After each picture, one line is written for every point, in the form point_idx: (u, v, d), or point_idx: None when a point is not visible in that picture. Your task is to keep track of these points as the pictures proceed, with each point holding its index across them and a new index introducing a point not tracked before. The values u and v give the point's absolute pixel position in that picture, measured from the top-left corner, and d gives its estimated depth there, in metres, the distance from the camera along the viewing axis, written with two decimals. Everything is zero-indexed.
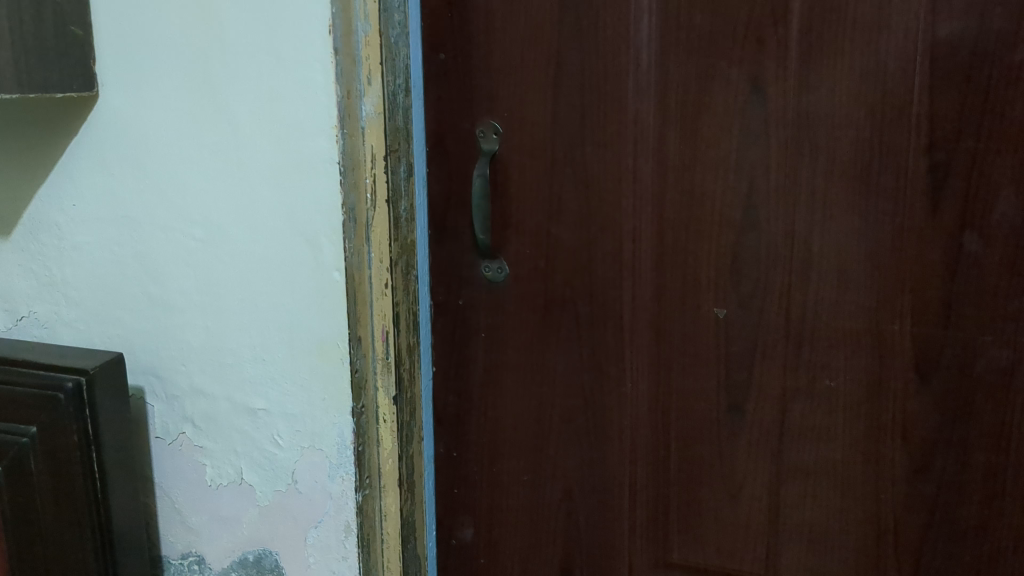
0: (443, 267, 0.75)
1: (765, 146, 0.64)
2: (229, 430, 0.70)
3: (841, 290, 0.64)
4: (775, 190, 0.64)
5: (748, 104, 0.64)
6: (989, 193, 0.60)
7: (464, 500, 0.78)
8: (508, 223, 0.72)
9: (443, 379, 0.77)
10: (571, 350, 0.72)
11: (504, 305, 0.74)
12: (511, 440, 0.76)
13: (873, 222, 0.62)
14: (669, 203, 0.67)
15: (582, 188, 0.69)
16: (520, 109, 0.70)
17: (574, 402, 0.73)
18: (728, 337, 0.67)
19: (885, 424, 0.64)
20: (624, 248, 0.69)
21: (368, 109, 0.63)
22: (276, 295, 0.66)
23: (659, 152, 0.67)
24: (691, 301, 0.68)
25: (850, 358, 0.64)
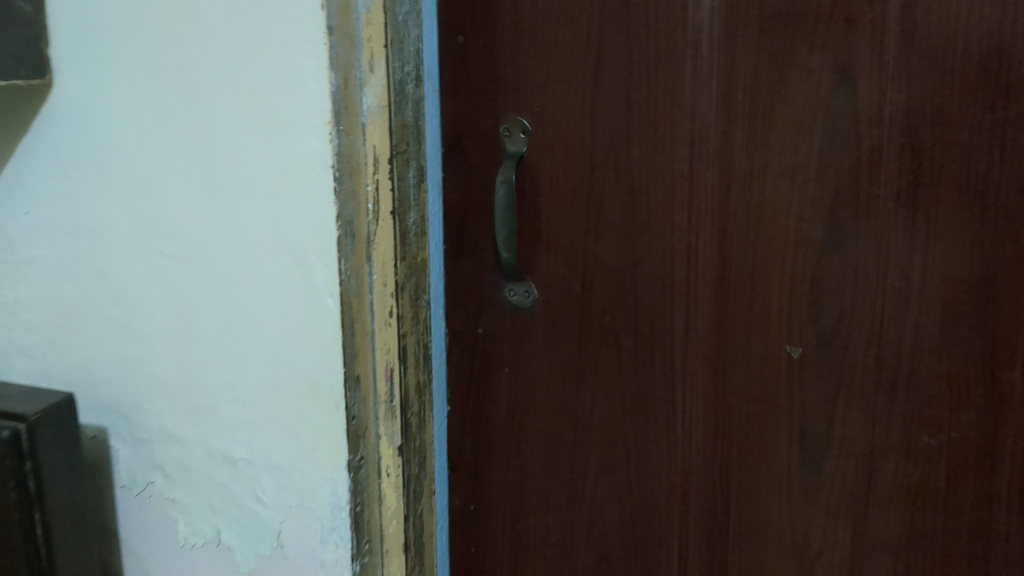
0: (462, 289, 0.64)
1: (853, 150, 0.52)
2: (205, 481, 0.59)
3: (949, 331, 0.52)
4: (866, 205, 0.52)
5: (833, 99, 0.52)
6: None
7: (482, 560, 0.68)
8: (537, 239, 0.61)
9: (459, 420, 0.66)
10: (610, 390, 0.61)
11: (532, 335, 0.62)
12: (539, 493, 0.65)
13: (990, 246, 0.50)
14: (733, 218, 0.55)
15: (627, 198, 0.58)
16: (552, 104, 0.59)
17: (614, 452, 0.62)
18: (803, 380, 0.56)
19: (1000, 492, 0.52)
20: (676, 271, 0.58)
21: (369, 102, 0.53)
22: (259, 326, 0.55)
23: (722, 157, 0.55)
24: (758, 337, 0.56)
25: (956, 411, 0.52)
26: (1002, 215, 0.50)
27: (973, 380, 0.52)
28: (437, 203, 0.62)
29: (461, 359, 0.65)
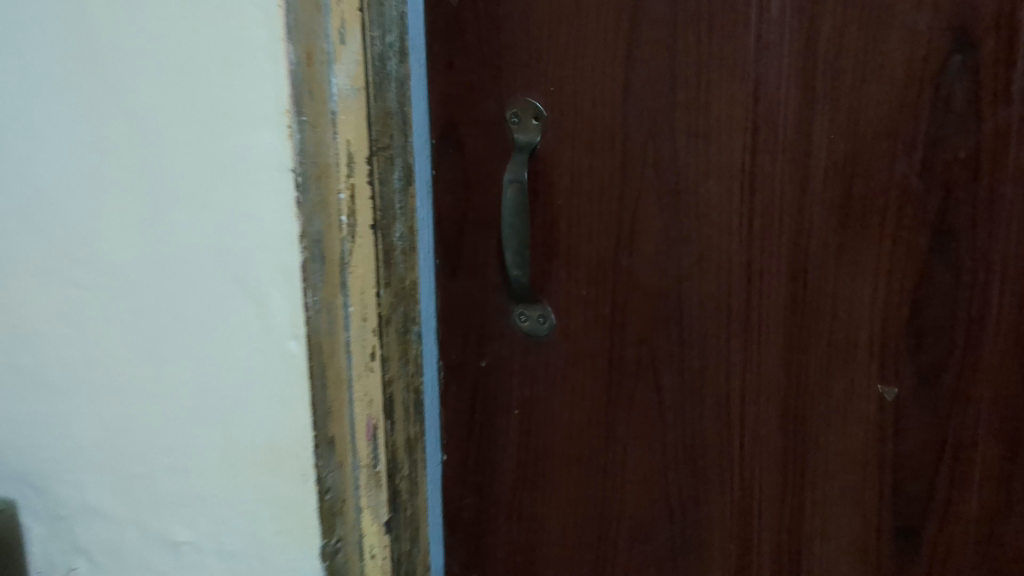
0: (459, 316, 0.51)
1: (971, 138, 0.40)
2: (141, 569, 0.47)
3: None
4: (987, 209, 0.40)
5: (945, 71, 0.40)
6: None
7: None
8: (554, 253, 0.49)
9: (458, 473, 0.54)
10: (649, 438, 0.49)
11: (548, 371, 0.50)
12: (559, 560, 0.53)
13: None
14: (809, 225, 0.44)
15: (670, 202, 0.46)
16: (573, 83, 0.46)
17: (653, 514, 0.50)
18: (898, 429, 0.44)
19: None
20: (734, 291, 0.46)
21: (341, 83, 0.40)
22: (203, 375, 0.43)
23: (793, 148, 0.43)
24: (841, 374, 0.45)
25: None
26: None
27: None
28: (425, 208, 0.49)
29: (459, 400, 0.53)
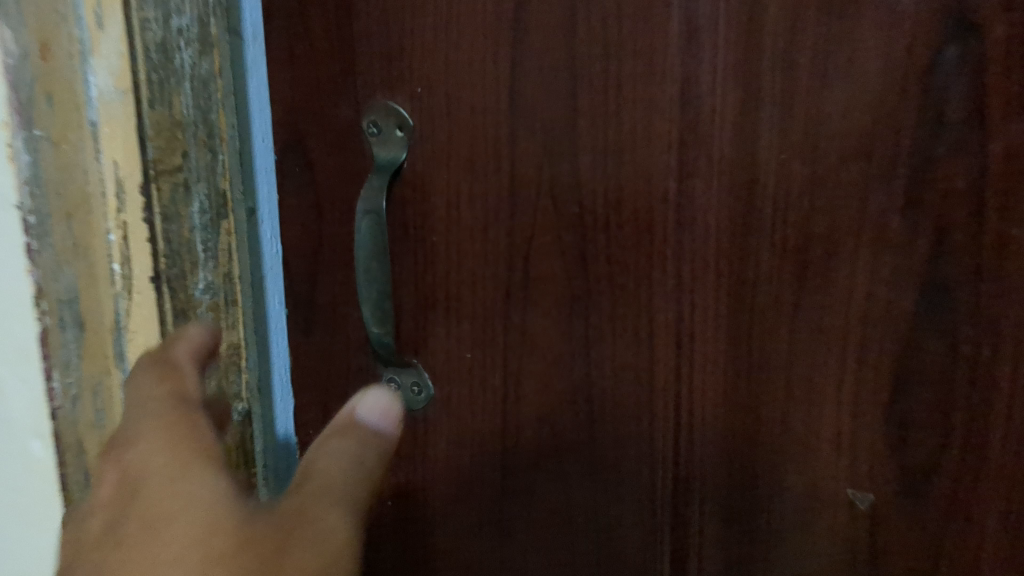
0: (317, 378, 0.40)
1: (971, 161, 0.29)
2: None
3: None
4: (994, 259, 0.29)
5: (936, 68, 0.28)
6: None
7: None
8: (430, 303, 0.37)
9: None
10: (555, 541, 0.38)
11: (428, 450, 0.40)
12: None
13: None
14: (752, 277, 0.32)
15: (574, 243, 0.35)
16: (445, 82, 0.35)
17: None
18: (874, 549, 0.33)
19: None
20: (657, 358, 0.35)
21: (98, 87, 0.33)
22: (27, 436, 0.38)
23: (732, 174, 0.32)
24: (798, 472, 0.34)
25: None
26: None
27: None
28: (266, 248, 0.40)
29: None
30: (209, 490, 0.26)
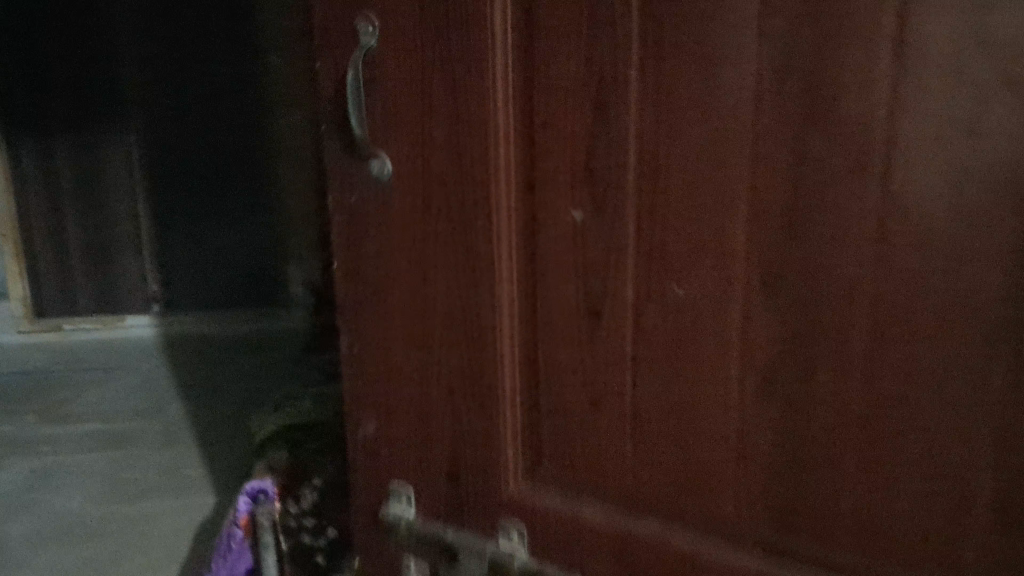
0: (340, 162, 0.87)
1: (608, 61, 0.74)
2: None
3: (673, 171, 0.74)
4: (629, 106, 0.75)
5: (593, 11, 0.74)
6: (992, 135, 0.62)
7: (362, 394, 0.95)
8: (387, 122, 0.83)
9: (349, 272, 0.91)
10: (448, 247, 0.84)
11: (387, 198, 0.85)
12: (401, 335, 0.90)
13: (957, 128, 0.63)
14: (524, 107, 0.79)
15: (446, 84, 0.80)
16: (393, 20, 0.81)
17: (452, 291, 0.85)
18: (585, 240, 0.79)
19: (836, 346, 0.72)
20: (490, 141, 0.79)
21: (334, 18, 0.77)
22: None
23: (510, 48, 0.77)
24: (552, 208, 0.80)
25: (823, 280, 0.71)
26: (711, 75, 0.71)
27: (716, 213, 0.73)
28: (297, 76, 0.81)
29: (348, 206, 0.88)
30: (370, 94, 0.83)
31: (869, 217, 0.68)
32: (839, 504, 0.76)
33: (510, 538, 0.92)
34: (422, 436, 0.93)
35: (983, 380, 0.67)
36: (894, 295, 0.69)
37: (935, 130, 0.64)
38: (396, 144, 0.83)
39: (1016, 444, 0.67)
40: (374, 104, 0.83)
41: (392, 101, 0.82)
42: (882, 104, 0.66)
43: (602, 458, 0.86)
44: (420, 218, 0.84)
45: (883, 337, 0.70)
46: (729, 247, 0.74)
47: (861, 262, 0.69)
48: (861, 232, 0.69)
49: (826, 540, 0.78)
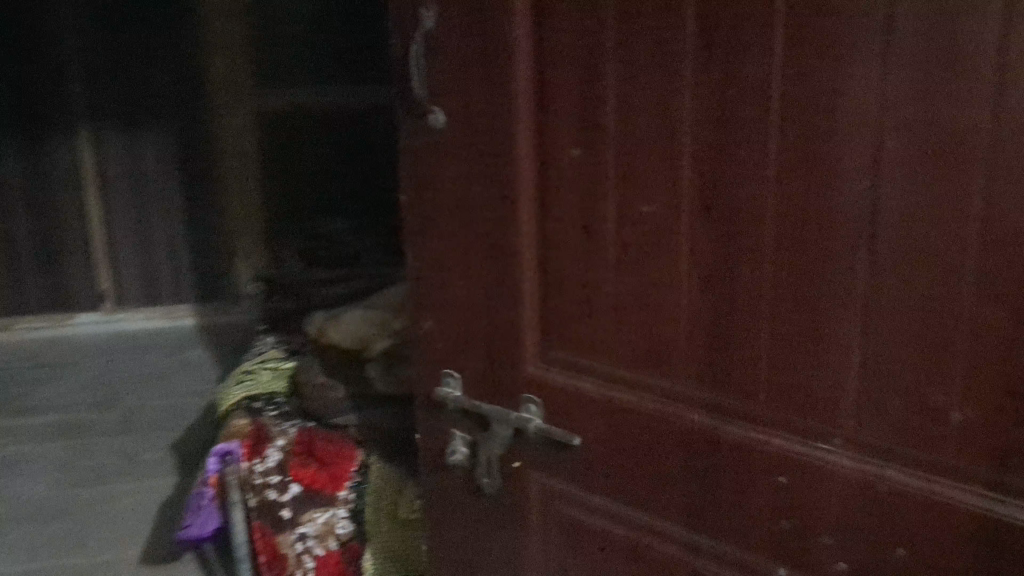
0: (414, 117, 1.33)
1: (593, 50, 1.14)
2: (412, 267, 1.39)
3: (640, 133, 1.13)
4: (609, 81, 1.14)
5: (585, 17, 1.13)
6: (866, 96, 0.97)
7: (427, 287, 1.40)
8: (444, 91, 1.28)
9: (419, 196, 1.36)
10: (485, 179, 1.27)
11: (443, 143, 1.30)
12: (452, 243, 1.34)
13: (848, 93, 0.98)
14: (542, 82, 1.19)
15: (481, 65, 1.23)
16: (448, 22, 1.24)
17: (488, 210, 1.28)
18: (581, 174, 1.19)
19: (747, 247, 1.10)
20: (513, 104, 1.21)
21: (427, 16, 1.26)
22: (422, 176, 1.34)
23: (526, 40, 1.18)
24: (558, 152, 1.20)
25: (739, 199, 1.09)
26: (664, 69, 1.09)
27: (666, 154, 1.12)
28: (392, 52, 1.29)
29: (419, 149, 1.34)
30: (435, 71, 1.28)
31: (771, 154, 1.05)
32: (754, 361, 1.13)
33: (529, 410, 1.33)
34: (469, 335, 1.37)
35: (849, 265, 1.03)
36: (797, 209, 1.05)
37: (823, 96, 1.00)
38: (451, 104, 1.27)
39: (872, 309, 1.02)
40: (437, 79, 1.28)
41: (447, 75, 1.26)
42: (791, 79, 1.02)
43: (597, 343, 1.25)
44: (466, 158, 1.28)
45: (787, 243, 1.07)
46: (680, 185, 1.12)
47: (767, 191, 1.07)
48: (766, 170, 1.06)
49: (752, 394, 1.14)
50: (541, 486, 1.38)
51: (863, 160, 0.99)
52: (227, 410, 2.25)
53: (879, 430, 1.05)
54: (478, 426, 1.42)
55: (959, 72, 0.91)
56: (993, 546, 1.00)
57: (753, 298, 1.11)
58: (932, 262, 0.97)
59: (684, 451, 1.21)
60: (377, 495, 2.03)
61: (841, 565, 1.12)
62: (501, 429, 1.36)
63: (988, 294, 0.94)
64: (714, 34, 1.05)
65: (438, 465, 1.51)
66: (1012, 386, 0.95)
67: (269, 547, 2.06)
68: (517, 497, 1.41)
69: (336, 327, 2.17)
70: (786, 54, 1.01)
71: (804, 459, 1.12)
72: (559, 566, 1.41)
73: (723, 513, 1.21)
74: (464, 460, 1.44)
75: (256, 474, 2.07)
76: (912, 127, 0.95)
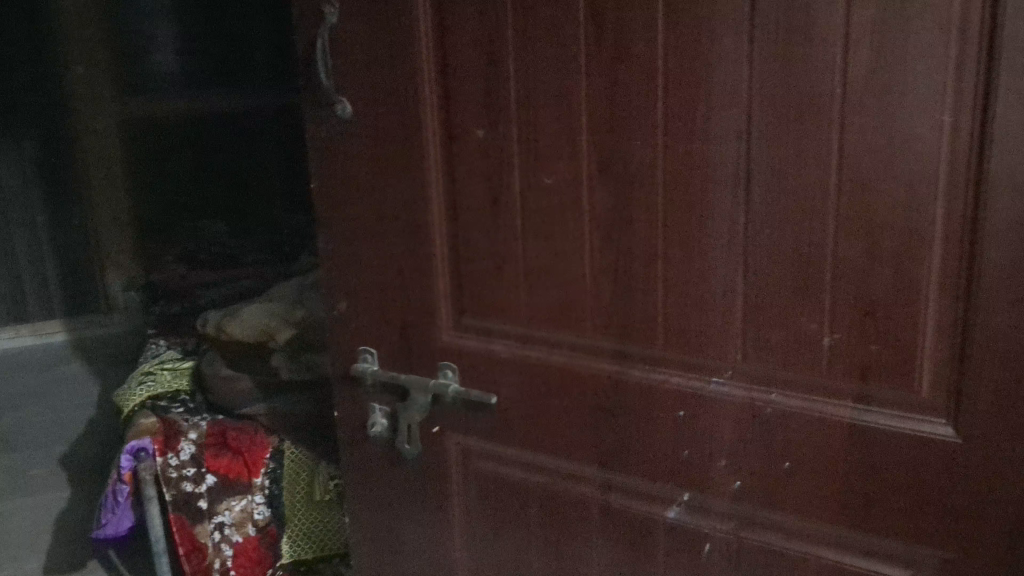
0: (320, 106, 1.40)
1: (493, 37, 1.24)
2: (330, 245, 1.46)
3: (540, 109, 1.24)
4: (510, 64, 1.24)
5: (484, 5, 1.24)
6: (741, 67, 1.12)
7: (337, 270, 1.46)
8: (350, 80, 1.36)
9: (326, 183, 1.43)
10: (394, 161, 1.35)
11: (350, 130, 1.38)
12: (362, 226, 1.41)
13: (724, 65, 1.12)
14: (446, 68, 1.29)
15: (386, 55, 1.31)
16: (352, 16, 1.33)
17: (398, 190, 1.36)
18: (487, 151, 1.29)
19: (642, 209, 1.22)
20: (420, 89, 1.30)
21: (331, 10, 1.34)
22: (332, 160, 1.41)
23: (430, 29, 1.28)
24: (464, 132, 1.30)
25: (632, 165, 1.21)
26: (559, 50, 1.21)
27: (564, 128, 1.23)
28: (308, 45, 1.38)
29: (326, 137, 1.41)
30: (341, 62, 1.36)
31: (660, 123, 1.18)
32: (654, 311, 1.25)
33: (446, 375, 1.41)
34: (383, 312, 1.44)
35: (733, 216, 1.16)
36: (683, 170, 1.18)
37: (701, 69, 1.14)
38: (358, 93, 1.35)
39: (755, 254, 1.16)
40: (343, 68, 1.36)
41: (353, 66, 1.35)
42: (673, 55, 1.15)
43: (507, 307, 1.34)
44: (375, 142, 1.36)
45: (675, 199, 1.19)
46: (578, 155, 1.23)
47: (659, 153, 1.19)
48: (654, 135, 1.18)
49: (653, 342, 1.26)
50: (456, 449, 1.45)
51: (741, 124, 1.13)
52: (130, 410, 2.21)
53: (767, 359, 1.19)
54: (396, 397, 1.48)
55: (816, 40, 1.07)
56: (865, 448, 1.15)
57: (648, 252, 1.23)
58: (799, 206, 1.12)
59: (595, 402, 1.31)
60: (292, 478, 2.14)
61: (738, 483, 1.25)
62: (420, 396, 1.43)
63: (847, 229, 1.11)
64: (602, 17, 1.18)
65: (354, 445, 1.56)
66: (871, 306, 1.11)
67: (189, 540, 2.12)
68: (436, 467, 1.47)
69: (233, 322, 2.23)
70: (667, 31, 1.15)
71: (699, 393, 1.24)
72: (477, 528, 1.48)
73: (629, 451, 1.31)
74: (384, 431, 1.49)
75: (171, 467, 2.10)
76: (777, 90, 1.10)
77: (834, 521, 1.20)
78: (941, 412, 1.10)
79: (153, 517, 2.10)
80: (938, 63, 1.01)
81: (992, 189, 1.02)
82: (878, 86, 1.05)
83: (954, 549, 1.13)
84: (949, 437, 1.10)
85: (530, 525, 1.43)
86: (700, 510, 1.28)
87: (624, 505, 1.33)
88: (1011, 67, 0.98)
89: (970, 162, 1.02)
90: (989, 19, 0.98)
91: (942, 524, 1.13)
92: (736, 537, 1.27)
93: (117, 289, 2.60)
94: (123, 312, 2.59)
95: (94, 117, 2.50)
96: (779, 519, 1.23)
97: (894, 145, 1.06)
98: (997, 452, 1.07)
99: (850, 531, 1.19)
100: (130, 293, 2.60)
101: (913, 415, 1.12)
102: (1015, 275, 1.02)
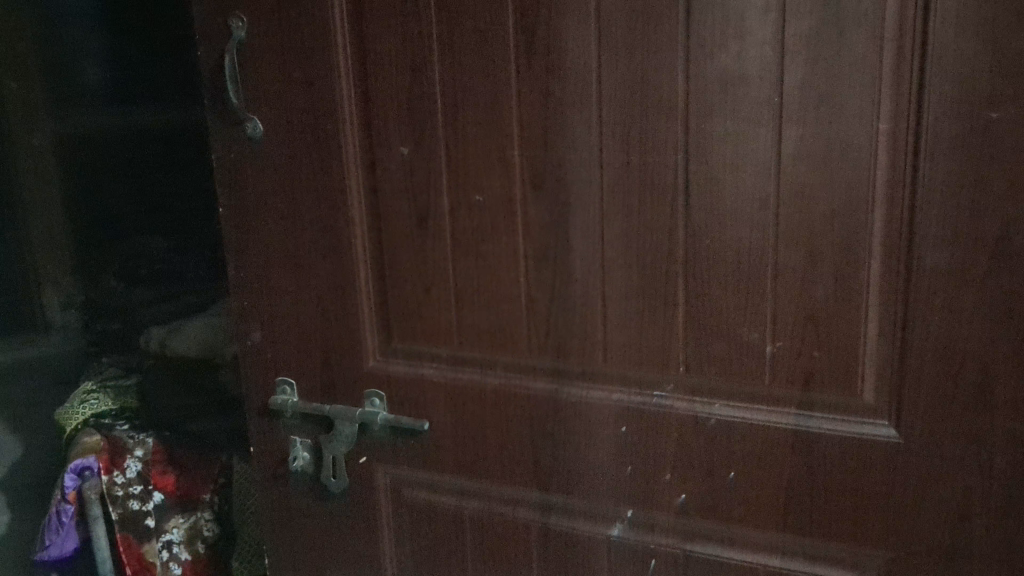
0: (232, 126, 1.36)
1: (414, 51, 1.22)
2: (246, 270, 1.41)
3: (467, 123, 1.21)
4: (432, 78, 1.21)
5: (404, 19, 1.21)
6: (669, 80, 1.10)
7: (255, 294, 1.41)
8: (266, 97, 1.31)
9: (241, 205, 1.38)
10: (315, 180, 1.31)
11: (267, 148, 1.33)
12: (282, 247, 1.37)
13: (650, 77, 1.11)
14: (366, 83, 1.25)
15: (303, 72, 1.28)
16: (266, 32, 1.29)
17: (320, 209, 1.32)
18: (412, 167, 1.26)
19: (573, 223, 1.19)
20: (341, 105, 1.27)
21: (243, 26, 1.30)
22: (247, 181, 1.37)
23: (349, 44, 1.25)
24: (387, 149, 1.27)
25: (561, 179, 1.18)
26: (488, 64, 1.18)
27: (490, 143, 1.21)
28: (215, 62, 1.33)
29: (240, 157, 1.36)
30: (255, 80, 1.32)
31: (588, 135, 1.15)
32: (588, 327, 1.22)
33: (374, 403, 1.38)
34: (310, 334, 1.39)
35: (669, 229, 1.14)
36: (614, 184, 1.16)
37: (627, 81, 1.12)
38: (276, 111, 1.31)
39: (691, 267, 1.14)
40: (258, 86, 1.32)
41: (269, 83, 1.31)
42: (599, 67, 1.13)
43: (438, 326, 1.31)
44: (294, 161, 1.32)
45: (610, 213, 1.17)
46: (511, 169, 1.20)
47: (588, 167, 1.16)
48: (588, 149, 1.16)
49: (588, 358, 1.24)
50: (391, 472, 1.41)
51: (672, 135, 1.11)
52: (71, 433, 2.12)
53: (705, 371, 1.17)
54: (321, 428, 1.44)
55: (743, 51, 1.06)
56: (808, 459, 1.14)
57: (585, 265, 1.20)
58: (735, 218, 1.11)
59: (534, 421, 1.28)
60: (241, 494, 2.07)
61: (682, 497, 1.22)
62: (346, 425, 1.40)
63: (787, 239, 1.09)
64: (532, 30, 1.15)
65: (278, 475, 1.50)
66: (810, 318, 1.10)
67: (135, 560, 2.04)
68: (369, 491, 1.43)
69: (177, 336, 2.19)
70: (600, 43, 1.12)
71: (640, 410, 1.22)
72: (412, 553, 1.44)
73: (572, 469, 1.28)
74: (307, 464, 1.46)
75: (117, 486, 2.01)
76: (710, 101, 1.08)
77: (776, 535, 1.18)
78: (882, 416, 1.09)
79: (99, 537, 2.02)
80: (868, 72, 1.00)
81: (926, 193, 1.01)
82: (807, 98, 1.04)
83: (897, 558, 1.12)
84: (890, 438, 1.09)
85: (467, 548, 1.39)
86: (644, 527, 1.26)
87: (566, 527, 1.31)
88: (941, 75, 0.97)
89: (907, 167, 1.01)
90: (920, 29, 0.97)
91: (884, 531, 1.12)
92: (681, 552, 1.24)
93: (54, 309, 2.34)
94: (61, 334, 2.35)
95: (28, 132, 2.31)
96: (724, 533, 1.21)
97: (829, 157, 1.04)
98: (940, 458, 1.07)
99: (796, 542, 1.17)
100: (68, 314, 2.35)
101: (855, 419, 1.11)
102: (951, 281, 1.02)
